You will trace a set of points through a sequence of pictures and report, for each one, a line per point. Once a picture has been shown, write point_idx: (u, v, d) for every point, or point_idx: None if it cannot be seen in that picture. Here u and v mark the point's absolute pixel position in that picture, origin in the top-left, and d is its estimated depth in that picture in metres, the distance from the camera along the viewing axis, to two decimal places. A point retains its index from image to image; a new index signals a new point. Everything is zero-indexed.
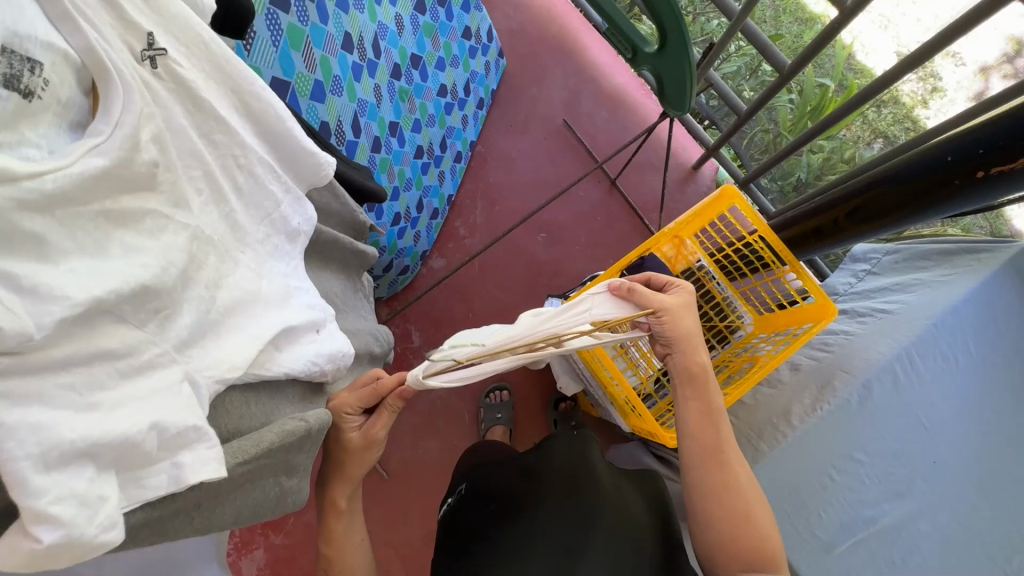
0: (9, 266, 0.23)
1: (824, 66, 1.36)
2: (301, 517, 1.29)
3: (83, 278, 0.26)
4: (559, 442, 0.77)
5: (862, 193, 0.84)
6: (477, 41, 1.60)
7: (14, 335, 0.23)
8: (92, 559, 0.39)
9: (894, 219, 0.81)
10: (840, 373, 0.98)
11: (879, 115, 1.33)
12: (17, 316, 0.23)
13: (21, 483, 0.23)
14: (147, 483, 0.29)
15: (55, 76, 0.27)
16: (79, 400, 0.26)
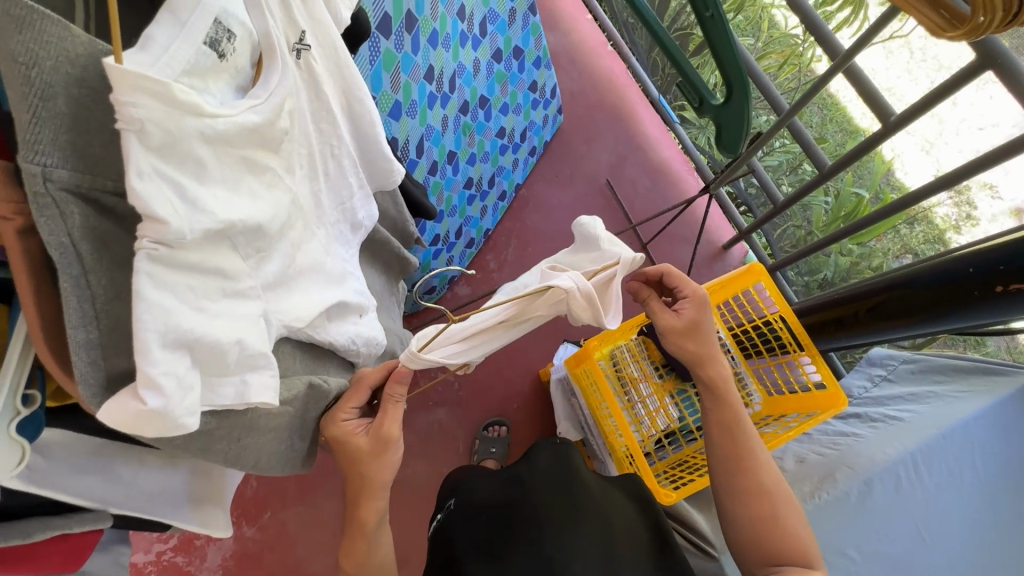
0: (180, 177, 0.28)
1: (862, 176, 1.40)
2: (278, 513, 1.29)
3: (223, 204, 0.31)
4: (544, 453, 0.84)
5: (884, 292, 0.88)
6: (541, 95, 1.72)
7: (173, 231, 0.27)
8: (128, 469, 0.42)
9: (915, 321, 0.84)
10: (842, 468, 0.98)
11: (911, 231, 1.37)
12: (179, 217, 0.27)
13: (144, 351, 0.27)
14: (221, 391, 0.33)
15: (238, 47, 0.34)
16: (195, 304, 0.30)
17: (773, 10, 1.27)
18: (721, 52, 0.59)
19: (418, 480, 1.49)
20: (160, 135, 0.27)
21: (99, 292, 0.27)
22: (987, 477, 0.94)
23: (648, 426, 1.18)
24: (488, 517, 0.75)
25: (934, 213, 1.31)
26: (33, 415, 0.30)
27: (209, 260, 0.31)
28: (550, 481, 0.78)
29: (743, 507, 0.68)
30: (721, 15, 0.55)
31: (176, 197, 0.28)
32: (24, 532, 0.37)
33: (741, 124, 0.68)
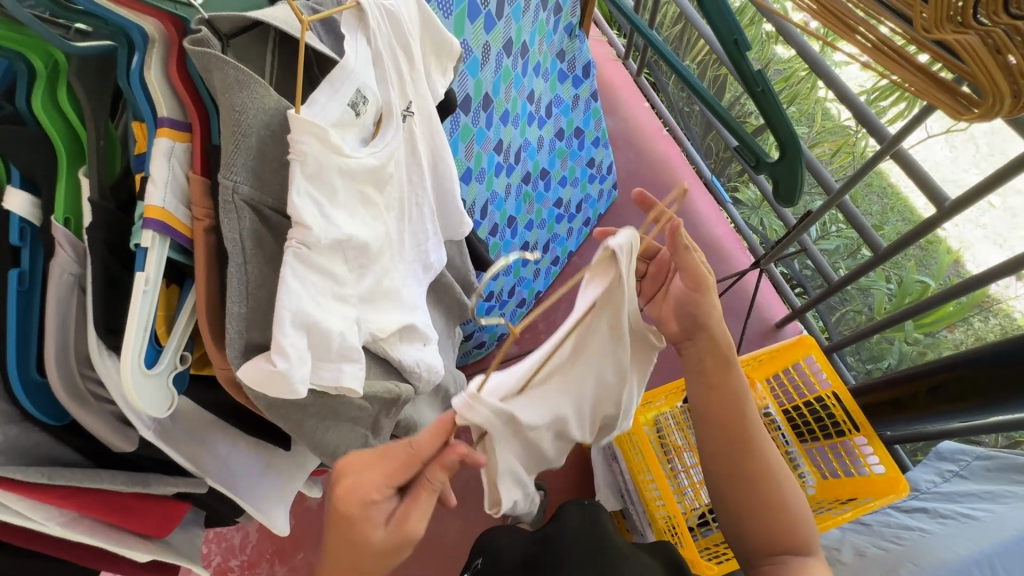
0: (319, 197, 0.37)
1: (928, 265, 1.38)
2: (308, 556, 1.29)
3: (345, 223, 0.40)
4: (573, 512, 0.86)
5: (943, 370, 0.86)
6: (598, 171, 1.84)
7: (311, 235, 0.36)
8: (224, 446, 0.49)
9: (981, 403, 0.81)
10: (907, 564, 0.91)
11: (986, 324, 1.29)
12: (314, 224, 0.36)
13: (281, 323, 0.35)
14: (322, 373, 0.40)
15: (368, 108, 0.44)
16: (315, 295, 0.38)
17: (827, 102, 1.35)
18: (776, 125, 0.64)
19: (448, 536, 1.47)
20: (313, 166, 0.36)
21: (252, 278, 0.36)
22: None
23: (692, 498, 1.14)
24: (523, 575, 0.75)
25: (1011, 308, 1.26)
26: (182, 373, 0.40)
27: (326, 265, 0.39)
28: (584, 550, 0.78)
29: (747, 507, 0.69)
30: (771, 91, 0.62)
31: (313, 212, 0.36)
32: (145, 481, 0.48)
33: (795, 182, 0.70)
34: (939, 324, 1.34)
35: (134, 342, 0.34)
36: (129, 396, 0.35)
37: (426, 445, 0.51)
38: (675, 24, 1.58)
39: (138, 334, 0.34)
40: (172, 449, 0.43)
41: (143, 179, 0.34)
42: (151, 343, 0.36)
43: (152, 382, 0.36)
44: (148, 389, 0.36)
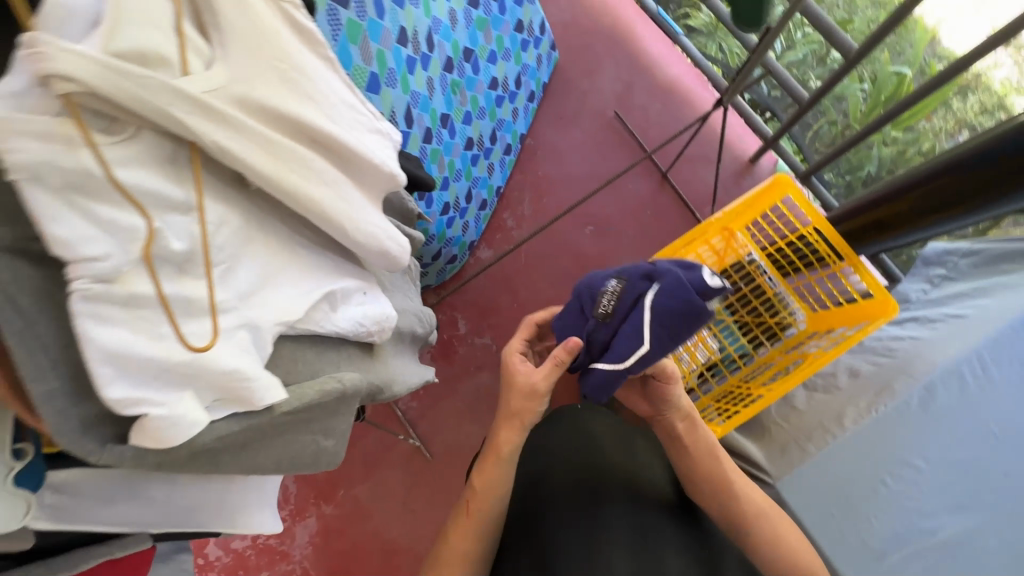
0: (82, 179, 0.27)
1: (900, 52, 1.24)
2: None
3: (111, 201, 0.28)
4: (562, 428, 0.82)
5: (916, 187, 0.84)
6: (529, 34, 1.60)
7: (124, 229, 0.28)
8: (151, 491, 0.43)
9: (964, 212, 0.78)
10: (900, 376, 0.92)
11: (964, 103, 1.16)
12: (111, 222, 0.28)
13: (106, 388, 0.28)
14: (184, 410, 0.31)
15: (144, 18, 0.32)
16: (156, 336, 0.30)
17: None
18: None
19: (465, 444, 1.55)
20: (57, 177, 0.26)
21: (51, 340, 0.27)
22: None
23: (689, 360, 1.18)
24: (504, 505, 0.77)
25: (989, 78, 1.11)
26: (30, 470, 0.35)
27: (195, 288, 0.33)
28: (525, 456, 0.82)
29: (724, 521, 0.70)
30: None
31: (81, 213, 0.27)
32: (72, 563, 0.38)
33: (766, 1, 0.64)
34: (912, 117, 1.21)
35: (132, 376, 0.29)
36: None
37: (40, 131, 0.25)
38: None
39: (147, 386, 0.30)
40: (87, 525, 0.37)
41: None
42: None
43: (155, 418, 0.29)
44: (147, 424, 0.29)
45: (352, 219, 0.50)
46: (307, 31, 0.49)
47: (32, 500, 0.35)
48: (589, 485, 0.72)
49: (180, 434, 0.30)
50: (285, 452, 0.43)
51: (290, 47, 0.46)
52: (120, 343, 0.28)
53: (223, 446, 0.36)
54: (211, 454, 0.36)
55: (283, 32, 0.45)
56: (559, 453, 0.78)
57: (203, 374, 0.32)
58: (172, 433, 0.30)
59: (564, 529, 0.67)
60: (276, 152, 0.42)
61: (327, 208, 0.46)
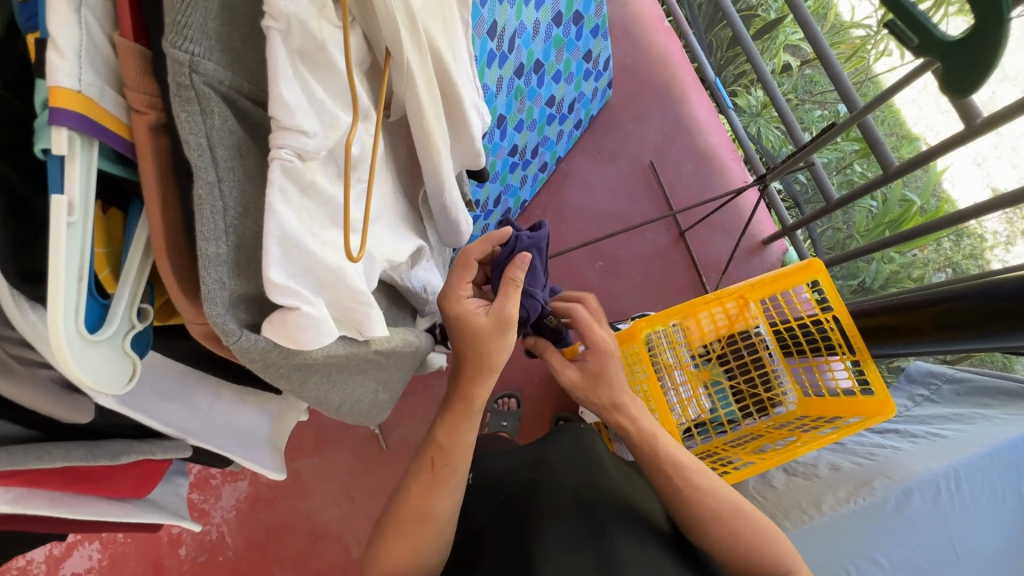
0: (317, 58, 0.26)
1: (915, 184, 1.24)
2: (293, 464, 1.04)
3: (326, 89, 0.27)
4: (565, 439, 0.75)
5: (938, 302, 0.77)
6: (594, 66, 1.61)
7: (331, 118, 0.27)
8: (188, 398, 0.38)
9: (977, 337, 0.73)
10: (880, 477, 0.94)
11: (955, 245, 1.17)
12: (325, 107, 0.27)
13: (270, 277, 0.26)
14: (324, 318, 0.29)
15: None
16: (317, 238, 0.29)
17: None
18: None
19: None
20: (300, 38, 0.24)
21: (231, 204, 0.25)
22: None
23: (680, 413, 1.16)
24: (487, 507, 0.69)
25: (980, 229, 1.14)
26: (142, 332, 0.27)
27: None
28: (520, 462, 0.74)
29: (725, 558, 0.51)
30: None
31: (308, 90, 0.26)
32: (111, 453, 0.33)
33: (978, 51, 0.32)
34: (914, 246, 1.15)
35: (290, 268, 0.27)
36: (61, 362, 0.22)
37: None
38: None
39: (298, 280, 0.28)
40: (144, 415, 0.33)
41: (42, 46, 0.21)
42: (91, 299, 0.24)
43: (301, 314, 0.27)
44: (290, 318, 0.27)
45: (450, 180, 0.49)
46: None
47: (138, 363, 0.27)
48: (588, 493, 0.65)
49: (314, 338, 0.28)
50: (348, 395, 0.40)
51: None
52: (294, 237, 0.26)
53: (318, 369, 0.34)
54: (304, 374, 0.33)
55: None
56: (556, 463, 0.71)
57: (340, 287, 0.30)
58: (311, 334, 0.28)
59: (555, 531, 0.59)
60: (434, 92, 0.41)
61: (442, 162, 0.45)
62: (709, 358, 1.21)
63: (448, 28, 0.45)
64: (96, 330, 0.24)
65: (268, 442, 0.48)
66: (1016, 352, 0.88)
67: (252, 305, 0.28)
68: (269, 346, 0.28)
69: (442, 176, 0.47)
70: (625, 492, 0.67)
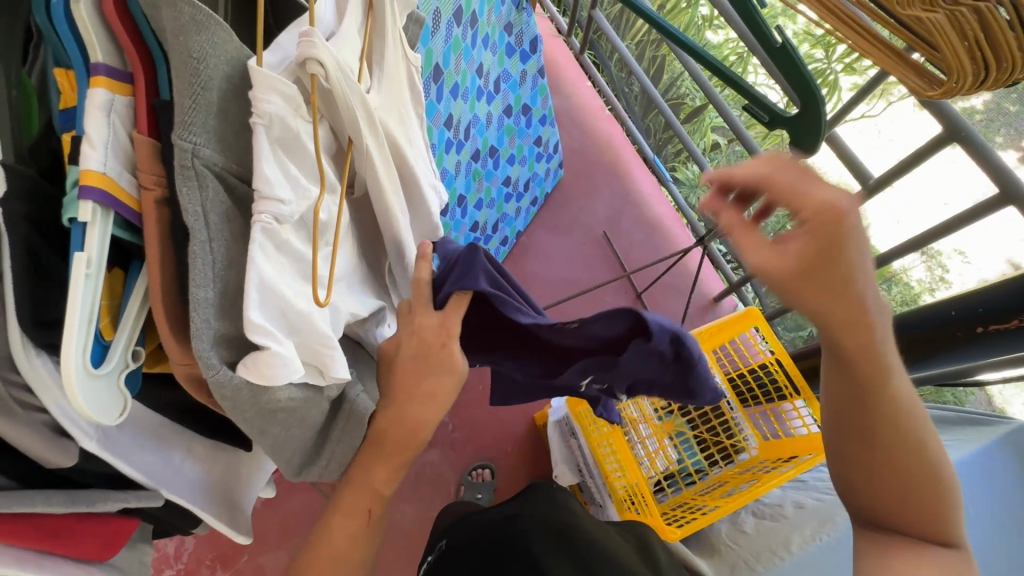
0: (293, 146, 0.33)
1: None
2: (261, 551, 1.01)
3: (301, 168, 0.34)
4: (538, 491, 0.77)
5: None
6: (545, 149, 1.78)
7: (303, 191, 0.34)
8: (162, 449, 0.40)
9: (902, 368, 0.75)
10: (841, 512, 0.97)
11: None
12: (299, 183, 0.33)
13: (249, 318, 0.31)
14: (291, 355, 0.33)
15: (343, 51, 0.40)
16: (289, 289, 0.34)
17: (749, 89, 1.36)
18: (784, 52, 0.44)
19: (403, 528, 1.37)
20: (280, 128, 0.32)
21: (219, 258, 0.30)
22: (1000, 524, 0.90)
23: (648, 466, 1.19)
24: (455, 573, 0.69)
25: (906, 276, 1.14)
26: (134, 372, 0.32)
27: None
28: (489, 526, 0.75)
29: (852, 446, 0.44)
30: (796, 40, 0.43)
31: (286, 170, 0.33)
32: (89, 500, 0.35)
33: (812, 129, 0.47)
34: None
35: (266, 314, 0.32)
36: (70, 390, 0.26)
37: (291, 98, 0.32)
38: (632, 83, 1.94)
39: (272, 324, 0.33)
40: (124, 461, 0.36)
41: (78, 141, 0.27)
42: (95, 340, 0.28)
43: (272, 353, 0.32)
44: (262, 357, 0.32)
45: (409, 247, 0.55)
46: (416, 90, 0.59)
47: (129, 401, 0.31)
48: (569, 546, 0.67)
49: (283, 375, 0.33)
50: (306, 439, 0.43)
51: (406, 96, 0.55)
52: (269, 284, 0.32)
53: (288, 413, 0.38)
54: (274, 415, 0.37)
55: (406, 90, 0.55)
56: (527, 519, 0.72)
57: (308, 332, 0.36)
58: (280, 371, 0.33)
59: None
60: (392, 171, 0.48)
61: (401, 230, 0.52)
62: (671, 411, 1.25)
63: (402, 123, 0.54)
64: (98, 366, 0.28)
65: (237, 501, 0.50)
66: (941, 379, 0.96)
67: (232, 345, 0.32)
68: (241, 385, 0.32)
69: (402, 245, 0.54)
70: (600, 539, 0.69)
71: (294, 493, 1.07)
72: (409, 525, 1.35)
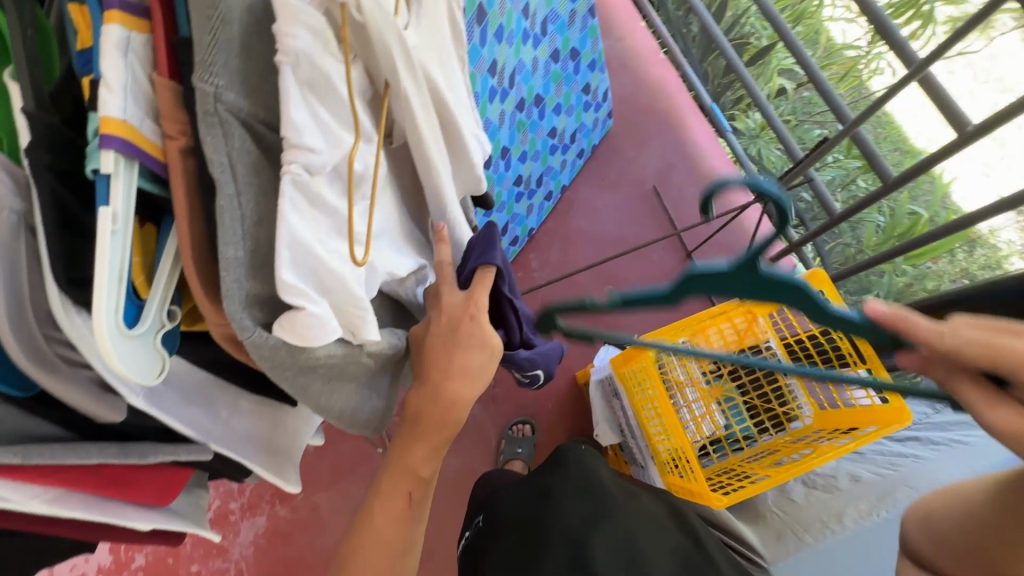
0: (324, 90, 0.30)
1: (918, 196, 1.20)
2: (315, 492, 1.06)
3: (333, 115, 0.31)
4: (571, 457, 0.77)
5: None
6: (594, 97, 1.68)
7: (336, 140, 0.31)
8: (210, 405, 0.41)
9: None
10: (901, 488, 0.92)
11: (970, 256, 1.13)
12: (330, 131, 0.31)
13: (282, 278, 0.29)
14: (326, 316, 0.32)
15: None
16: (324, 247, 0.32)
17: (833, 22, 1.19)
18: None
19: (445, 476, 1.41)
20: (308, 69, 0.28)
21: (249, 214, 0.28)
22: None
23: (693, 431, 1.15)
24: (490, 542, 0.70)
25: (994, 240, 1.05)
26: (172, 332, 0.31)
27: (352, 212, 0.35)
28: (526, 496, 0.74)
29: None
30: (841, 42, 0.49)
31: (316, 116, 0.30)
32: (140, 452, 0.36)
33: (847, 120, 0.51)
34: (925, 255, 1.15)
35: (300, 272, 0.30)
36: (105, 351, 0.25)
37: (318, 35, 0.28)
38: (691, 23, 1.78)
39: (306, 283, 0.31)
40: (172, 417, 0.36)
41: (95, 85, 0.25)
42: (128, 298, 0.28)
43: (308, 313, 0.30)
44: (298, 317, 0.30)
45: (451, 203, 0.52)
46: (459, 29, 0.55)
47: (168, 360, 0.30)
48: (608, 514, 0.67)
49: (321, 336, 0.32)
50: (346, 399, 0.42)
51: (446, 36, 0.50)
52: (301, 242, 0.30)
53: (321, 371, 0.37)
54: (312, 375, 0.36)
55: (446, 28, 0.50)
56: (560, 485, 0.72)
57: (344, 292, 0.34)
58: (317, 332, 0.31)
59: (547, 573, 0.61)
60: (431, 118, 0.45)
61: (442, 183, 0.48)
62: (721, 375, 1.20)
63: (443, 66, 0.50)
64: (133, 326, 0.27)
65: (286, 452, 0.51)
66: None
67: (267, 306, 0.31)
68: (279, 345, 0.31)
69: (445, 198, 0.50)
70: (636, 511, 0.69)
71: (348, 437, 1.10)
72: (451, 475, 1.39)
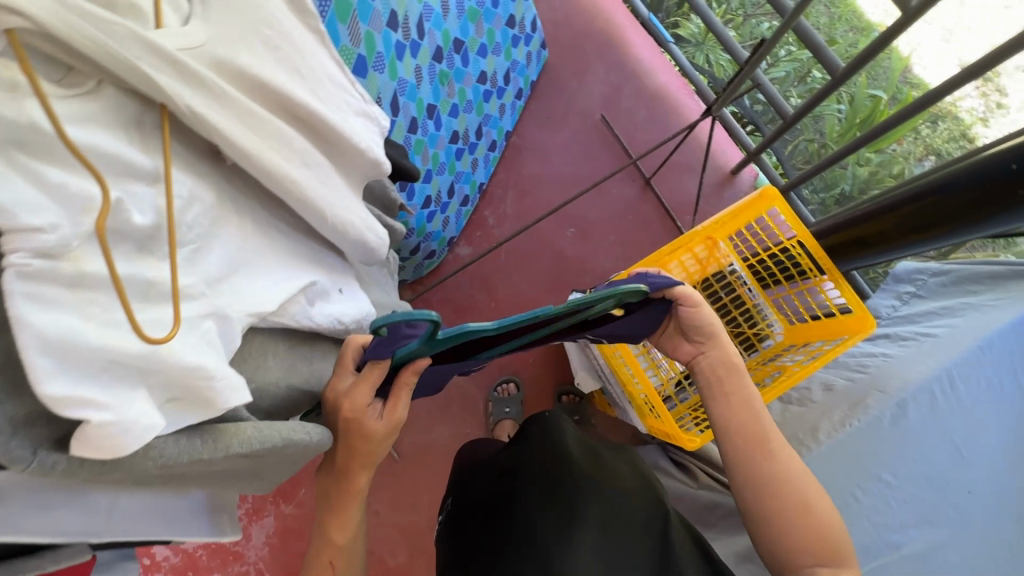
0: (31, 146, 0.25)
1: (875, 77, 1.10)
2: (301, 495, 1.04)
3: (64, 169, 0.26)
4: (534, 427, 0.72)
5: (911, 202, 0.78)
6: (521, 30, 1.54)
7: (79, 198, 0.26)
8: (76, 503, 0.36)
9: (945, 232, 0.74)
10: (874, 392, 0.91)
11: (932, 130, 1.08)
12: (66, 192, 0.25)
13: (41, 385, 0.24)
14: (131, 415, 0.26)
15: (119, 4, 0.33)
16: (109, 329, 0.26)
17: None
18: None
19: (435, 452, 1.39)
20: None
21: None
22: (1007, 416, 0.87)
23: (667, 368, 1.15)
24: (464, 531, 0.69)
25: (956, 108, 1.04)
26: None
27: (155, 270, 0.30)
28: (489, 475, 0.71)
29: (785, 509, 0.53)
30: None
31: (30, 181, 0.24)
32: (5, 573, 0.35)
33: None
34: (889, 142, 1.07)
35: (78, 372, 0.25)
36: None
37: None
38: None
39: (93, 384, 0.25)
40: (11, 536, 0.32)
41: None
42: None
43: (99, 422, 0.25)
44: (90, 430, 0.25)
45: (341, 210, 0.45)
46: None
47: None
48: (563, 506, 0.60)
49: (133, 442, 0.27)
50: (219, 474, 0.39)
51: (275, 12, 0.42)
52: (57, 337, 0.24)
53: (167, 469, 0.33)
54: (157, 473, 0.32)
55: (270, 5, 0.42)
56: (519, 465, 0.67)
57: (162, 372, 0.28)
58: (123, 440, 0.26)
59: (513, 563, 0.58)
60: (257, 115, 0.36)
61: (309, 191, 0.41)
62: None
63: (275, 47, 0.42)
64: None
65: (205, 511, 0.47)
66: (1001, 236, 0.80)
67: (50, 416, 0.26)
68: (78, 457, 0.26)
69: (319, 206, 0.43)
70: (605, 489, 0.62)
71: None
72: None
